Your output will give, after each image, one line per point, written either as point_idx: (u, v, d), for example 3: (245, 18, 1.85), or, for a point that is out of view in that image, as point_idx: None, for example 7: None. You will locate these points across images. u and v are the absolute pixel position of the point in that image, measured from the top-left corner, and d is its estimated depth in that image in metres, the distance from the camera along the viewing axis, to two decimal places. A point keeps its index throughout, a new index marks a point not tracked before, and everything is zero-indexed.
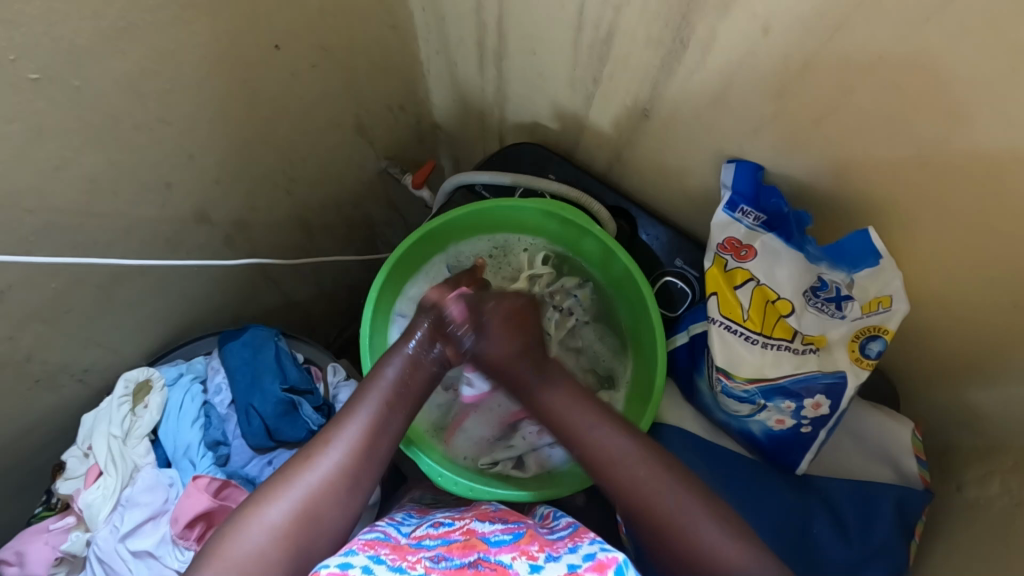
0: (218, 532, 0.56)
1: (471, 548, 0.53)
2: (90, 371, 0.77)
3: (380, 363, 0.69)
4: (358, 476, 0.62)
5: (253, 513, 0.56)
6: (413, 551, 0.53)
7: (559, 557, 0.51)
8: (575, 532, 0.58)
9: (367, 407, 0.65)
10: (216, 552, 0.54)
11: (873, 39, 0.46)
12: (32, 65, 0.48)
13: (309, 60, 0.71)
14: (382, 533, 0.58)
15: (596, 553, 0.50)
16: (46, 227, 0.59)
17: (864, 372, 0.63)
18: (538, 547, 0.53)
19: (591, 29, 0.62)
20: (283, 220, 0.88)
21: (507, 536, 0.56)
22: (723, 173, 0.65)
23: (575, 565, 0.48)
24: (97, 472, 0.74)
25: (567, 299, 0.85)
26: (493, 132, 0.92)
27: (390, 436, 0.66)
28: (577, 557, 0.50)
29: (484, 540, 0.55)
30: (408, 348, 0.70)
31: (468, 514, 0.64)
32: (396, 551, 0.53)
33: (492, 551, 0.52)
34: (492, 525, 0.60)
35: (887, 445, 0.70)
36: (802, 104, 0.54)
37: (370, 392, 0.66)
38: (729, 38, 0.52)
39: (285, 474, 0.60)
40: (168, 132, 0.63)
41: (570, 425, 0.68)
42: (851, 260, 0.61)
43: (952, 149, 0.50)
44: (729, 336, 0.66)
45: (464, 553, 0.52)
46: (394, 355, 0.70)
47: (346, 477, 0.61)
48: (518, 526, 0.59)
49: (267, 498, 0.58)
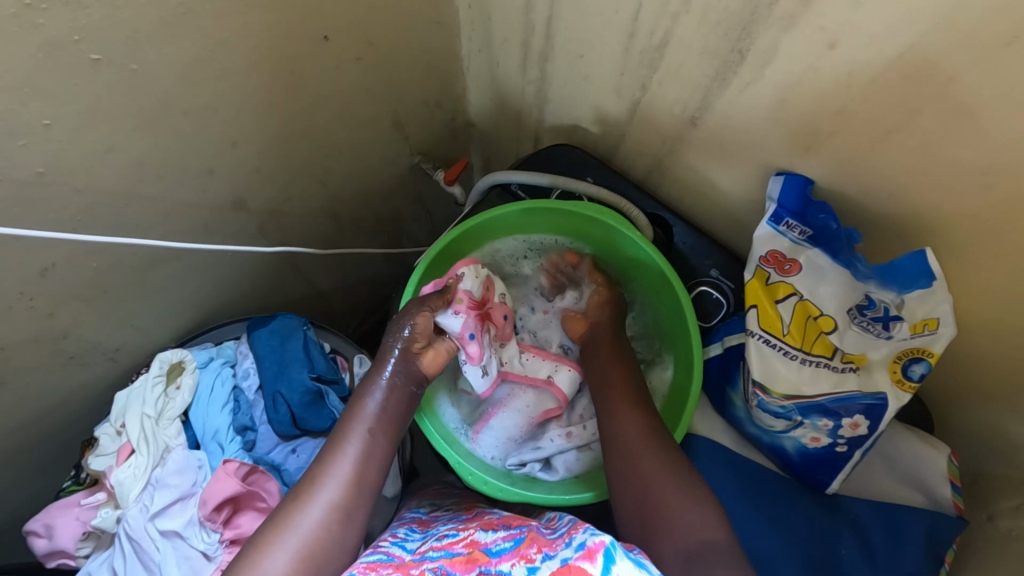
0: None
1: (472, 562, 0.51)
2: (122, 351, 0.78)
3: (358, 397, 0.70)
4: (353, 506, 0.62)
5: (250, 560, 0.56)
6: (416, 567, 0.53)
7: (555, 554, 0.49)
8: (574, 527, 0.56)
9: (350, 440, 0.66)
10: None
11: (945, 58, 0.45)
12: (94, 47, 0.49)
13: (356, 53, 0.72)
14: (385, 553, 0.57)
15: (587, 540, 0.48)
16: (95, 206, 0.60)
17: (905, 395, 0.61)
18: (537, 550, 0.51)
19: (643, 36, 0.61)
20: (316, 210, 0.88)
21: (508, 544, 0.54)
22: (770, 185, 0.64)
23: (568, 558, 0.47)
24: (129, 450, 0.75)
25: None
26: (529, 133, 0.91)
27: (379, 464, 0.66)
28: (571, 549, 0.48)
29: (486, 552, 0.53)
30: (383, 377, 0.71)
31: (472, 524, 0.62)
32: (399, 569, 0.53)
33: (493, 562, 0.51)
34: (494, 534, 0.58)
35: (921, 472, 0.69)
36: (858, 120, 0.54)
37: (353, 426, 0.67)
38: (790, 50, 0.52)
39: (277, 520, 0.59)
40: (215, 119, 0.63)
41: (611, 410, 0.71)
42: (902, 281, 0.60)
43: (1012, 174, 0.49)
44: (767, 350, 0.65)
45: (466, 569, 0.51)
46: (370, 387, 0.70)
47: (341, 510, 0.61)
48: (520, 532, 0.57)
49: (263, 546, 0.57)
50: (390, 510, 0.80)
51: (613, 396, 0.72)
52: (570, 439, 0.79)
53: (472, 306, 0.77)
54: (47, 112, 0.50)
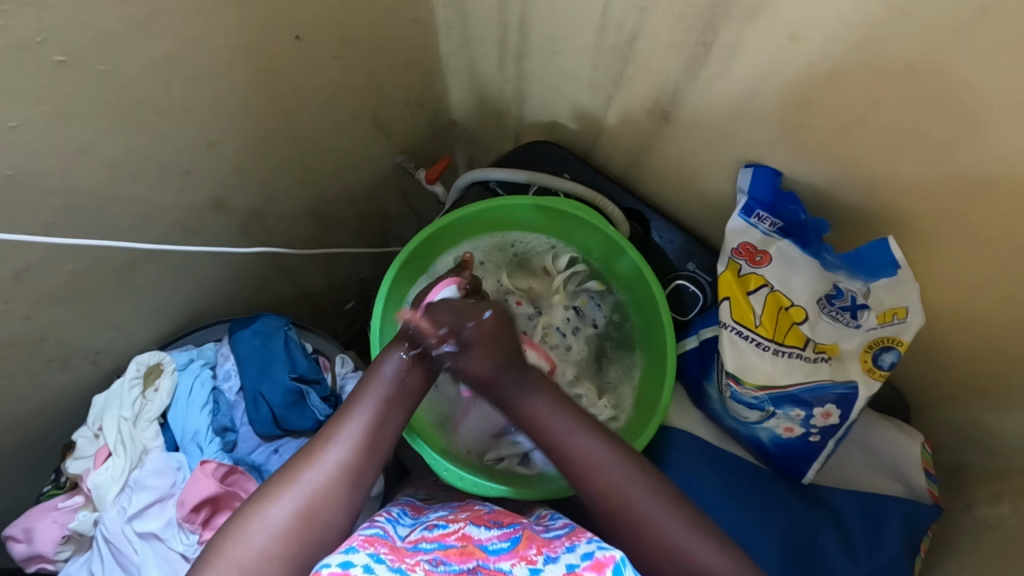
0: (223, 531, 0.55)
1: (469, 555, 0.51)
2: (102, 354, 0.77)
3: (379, 358, 0.67)
4: (360, 473, 0.60)
5: (255, 512, 0.55)
6: (411, 555, 0.51)
7: (558, 558, 0.49)
8: (572, 532, 0.56)
9: (367, 404, 0.64)
10: (222, 554, 0.53)
11: (905, 48, 0.45)
12: (60, 48, 0.49)
13: (331, 52, 0.72)
14: (381, 531, 0.55)
15: (594, 552, 0.48)
16: (70, 209, 0.60)
17: (876, 383, 0.62)
18: (536, 551, 0.51)
19: (614, 31, 0.62)
20: (298, 211, 0.88)
21: (504, 543, 0.54)
22: (740, 177, 0.65)
23: (573, 565, 0.47)
24: (107, 453, 0.75)
25: (589, 305, 0.86)
26: (510, 130, 0.92)
27: (391, 433, 0.64)
28: (574, 556, 0.49)
29: (482, 548, 0.52)
30: (402, 350, 0.67)
31: (462, 516, 0.62)
32: (394, 552, 0.50)
33: (491, 559, 0.50)
34: (489, 530, 0.57)
35: (898, 462, 0.70)
36: (826, 111, 0.54)
37: (369, 390, 0.65)
38: (755, 42, 0.52)
39: (286, 474, 0.59)
40: (189, 119, 0.63)
41: (544, 426, 0.65)
42: (869, 270, 0.61)
43: (978, 163, 0.49)
44: (741, 342, 0.66)
45: (462, 560, 0.50)
46: (390, 354, 0.67)
47: (349, 472, 0.60)
48: (514, 530, 0.57)
49: (268, 498, 0.56)
50: (376, 508, 0.79)
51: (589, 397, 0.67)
52: None
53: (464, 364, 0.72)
54: (15, 112, 0.50)
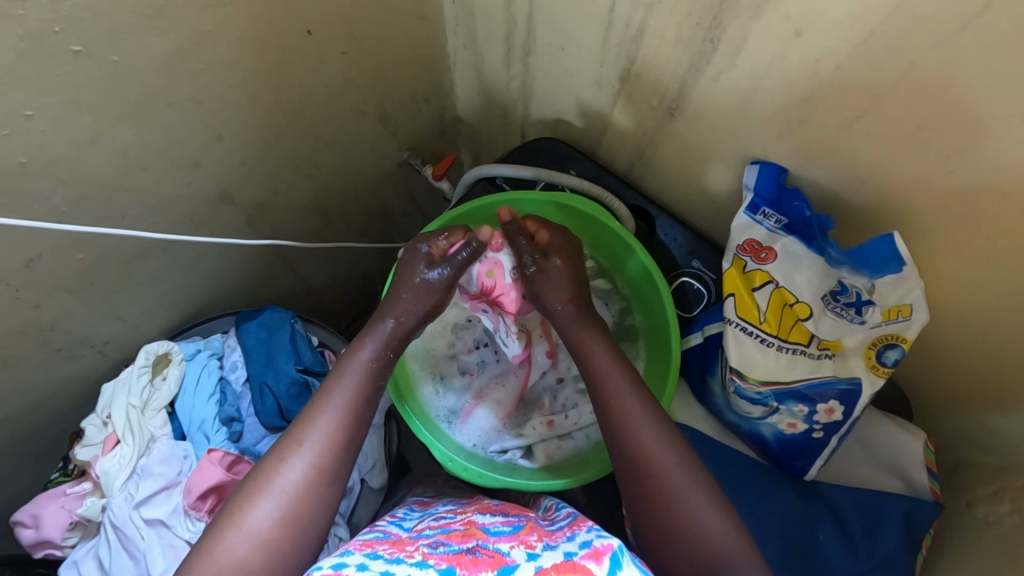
0: (199, 545, 0.53)
1: (469, 536, 0.52)
2: (110, 344, 0.78)
3: (355, 343, 0.67)
4: (336, 471, 0.59)
5: (230, 521, 0.54)
6: (412, 543, 0.51)
7: (556, 546, 0.48)
8: (575, 520, 0.56)
9: (337, 400, 0.62)
10: (199, 567, 0.51)
11: (907, 43, 0.46)
12: (75, 37, 0.49)
13: (340, 47, 0.72)
14: (381, 532, 0.55)
15: (593, 540, 0.47)
16: (79, 198, 0.60)
17: (879, 380, 0.63)
18: (537, 538, 0.51)
19: (620, 28, 0.62)
20: (304, 205, 0.89)
21: (506, 527, 0.54)
22: (746, 174, 0.65)
23: (571, 553, 0.46)
24: (115, 440, 0.76)
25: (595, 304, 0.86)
26: (515, 127, 0.92)
27: (365, 427, 0.63)
28: (573, 545, 0.48)
29: (483, 531, 0.53)
30: (385, 329, 0.69)
31: (470, 509, 0.63)
32: (394, 545, 0.51)
33: (491, 540, 0.51)
34: (493, 518, 0.58)
35: (898, 459, 0.71)
36: (829, 109, 0.55)
37: (340, 384, 0.63)
38: (760, 39, 0.53)
39: (257, 479, 0.57)
40: (199, 111, 0.64)
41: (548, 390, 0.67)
42: (873, 267, 0.61)
43: (982, 159, 0.50)
44: (745, 338, 0.67)
45: (463, 541, 0.51)
46: (369, 336, 0.68)
47: (324, 472, 0.58)
48: (518, 518, 0.57)
49: (242, 503, 0.55)
50: (377, 501, 0.82)
51: (608, 379, 0.66)
52: (552, 428, 0.80)
53: (497, 283, 0.73)
54: (30, 102, 0.51)
